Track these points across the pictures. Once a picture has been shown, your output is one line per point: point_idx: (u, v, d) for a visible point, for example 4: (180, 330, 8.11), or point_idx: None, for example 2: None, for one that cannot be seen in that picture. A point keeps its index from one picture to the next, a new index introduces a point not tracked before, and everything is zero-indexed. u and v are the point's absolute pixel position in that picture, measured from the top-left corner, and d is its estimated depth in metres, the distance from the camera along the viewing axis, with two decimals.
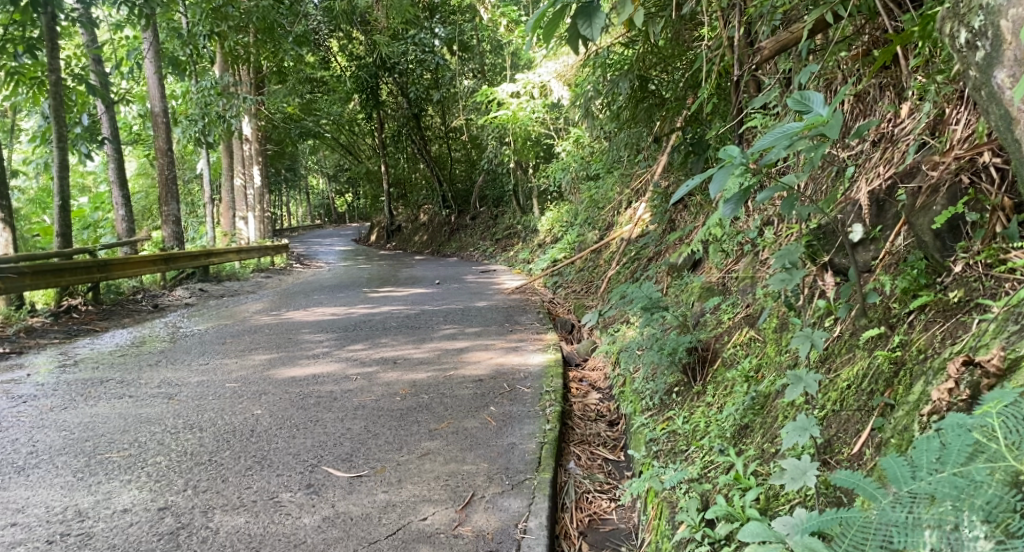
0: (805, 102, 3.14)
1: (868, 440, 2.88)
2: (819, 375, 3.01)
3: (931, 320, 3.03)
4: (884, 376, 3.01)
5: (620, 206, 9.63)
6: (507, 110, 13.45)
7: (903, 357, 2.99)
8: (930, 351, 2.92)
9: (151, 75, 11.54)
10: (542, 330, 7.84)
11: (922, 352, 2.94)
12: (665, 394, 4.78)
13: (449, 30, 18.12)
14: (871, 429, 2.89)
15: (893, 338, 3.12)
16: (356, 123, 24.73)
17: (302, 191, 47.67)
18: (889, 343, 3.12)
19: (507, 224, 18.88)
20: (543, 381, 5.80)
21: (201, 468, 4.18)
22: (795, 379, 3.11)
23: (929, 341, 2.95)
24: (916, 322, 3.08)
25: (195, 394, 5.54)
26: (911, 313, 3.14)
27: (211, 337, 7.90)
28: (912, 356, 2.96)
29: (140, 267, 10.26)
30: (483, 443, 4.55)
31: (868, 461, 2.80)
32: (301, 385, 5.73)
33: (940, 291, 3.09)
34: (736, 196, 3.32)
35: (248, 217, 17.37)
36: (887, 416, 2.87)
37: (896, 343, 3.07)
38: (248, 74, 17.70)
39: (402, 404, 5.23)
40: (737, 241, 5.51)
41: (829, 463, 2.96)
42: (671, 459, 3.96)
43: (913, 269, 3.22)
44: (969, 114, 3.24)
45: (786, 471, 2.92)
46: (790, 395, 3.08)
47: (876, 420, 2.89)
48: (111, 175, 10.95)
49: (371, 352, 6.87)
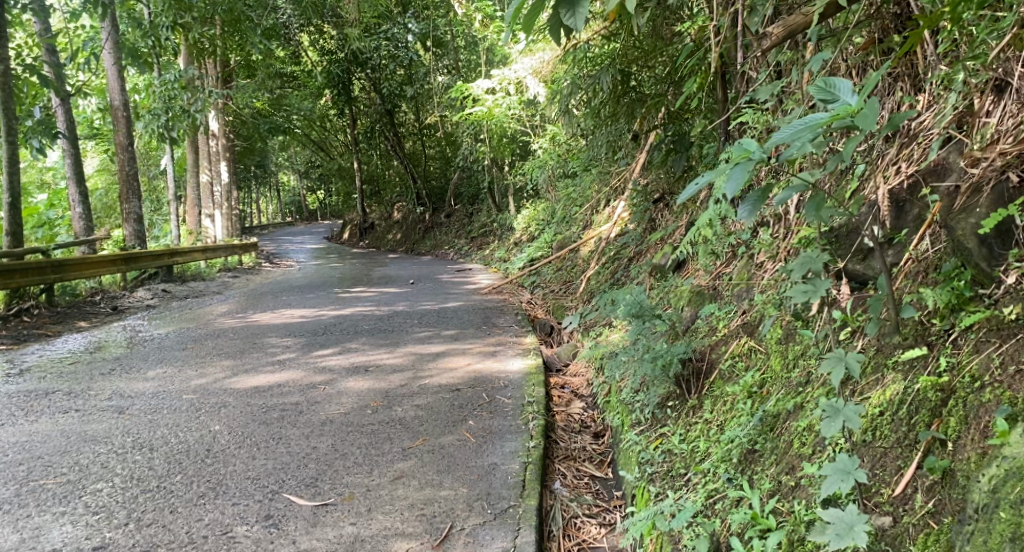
0: (830, 90, 2.81)
1: (914, 480, 2.61)
2: (862, 409, 2.67)
3: (983, 340, 2.70)
4: (929, 405, 2.70)
5: (599, 205, 9.27)
6: (482, 107, 13.05)
7: (951, 384, 2.69)
8: (986, 379, 2.61)
9: (110, 67, 10.95)
10: (521, 333, 7.48)
11: (977, 380, 2.63)
12: (656, 407, 4.37)
13: (423, 25, 17.63)
14: (918, 468, 2.62)
15: (936, 360, 2.79)
16: (327, 119, 24.20)
17: (272, 187, 46.79)
18: (931, 365, 2.80)
19: (482, 222, 18.44)
20: (524, 391, 5.42)
21: (149, 497, 3.75)
22: (832, 411, 2.76)
23: (985, 366, 2.64)
24: (964, 342, 2.75)
25: (149, 407, 5.08)
26: (956, 330, 2.80)
27: (171, 342, 7.41)
28: (963, 383, 2.66)
29: (100, 268, 9.69)
30: (461, 464, 4.16)
31: (920, 508, 2.55)
32: (264, 396, 5.29)
33: (990, 306, 2.76)
34: (753, 196, 2.95)
35: (214, 215, 16.76)
36: (942, 455, 2.59)
37: (942, 366, 2.75)
38: (214, 68, 17.07)
39: (373, 419, 4.82)
40: (729, 243, 5.12)
41: (866, 507, 2.68)
42: (668, 485, 3.61)
43: (956, 281, 2.88)
44: (1010, 105, 2.96)
45: (828, 524, 2.60)
46: (825, 429, 2.73)
47: (927, 459, 2.61)
48: (68, 171, 10.37)
49: (339, 358, 6.44)
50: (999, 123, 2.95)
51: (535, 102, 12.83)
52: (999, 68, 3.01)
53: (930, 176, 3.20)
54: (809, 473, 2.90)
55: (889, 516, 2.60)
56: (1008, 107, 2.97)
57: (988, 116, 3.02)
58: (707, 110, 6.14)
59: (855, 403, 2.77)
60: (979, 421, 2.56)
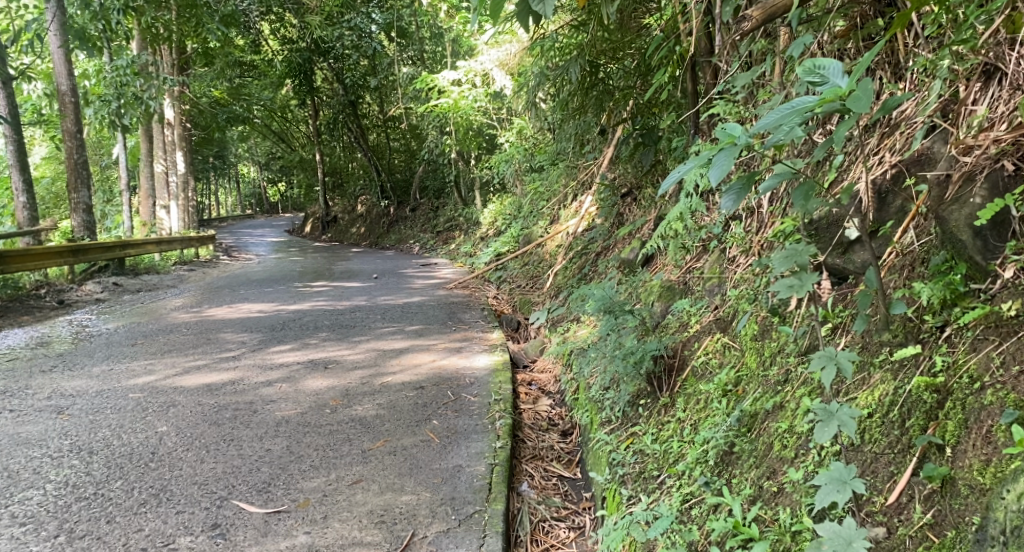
0: (819, 71, 2.65)
1: (910, 489, 2.48)
2: (858, 413, 2.51)
3: (981, 338, 2.57)
4: (924, 407, 2.58)
5: (566, 199, 9.09)
6: (447, 99, 12.70)
7: (948, 385, 2.56)
8: (987, 380, 2.49)
9: (56, 51, 10.42)
10: (487, 329, 7.27)
11: (977, 382, 2.50)
12: (627, 405, 4.19)
13: (387, 16, 17.28)
14: (914, 474, 2.49)
15: (931, 359, 2.66)
16: (288, 108, 23.72)
17: (232, 178, 45.95)
18: (925, 365, 2.67)
19: (448, 215, 18.15)
20: (490, 388, 5.21)
21: (83, 506, 3.51)
22: (825, 414, 2.60)
23: (984, 365, 2.51)
24: (959, 340, 2.63)
25: (90, 407, 4.79)
26: (953, 327, 2.67)
27: (119, 337, 7.07)
28: (960, 385, 2.53)
29: (46, 260, 9.22)
30: (424, 467, 3.95)
31: (918, 519, 2.42)
32: (217, 395, 5.02)
33: (986, 302, 2.63)
34: (737, 186, 2.78)
35: (168, 206, 16.22)
36: (940, 462, 2.46)
37: (938, 366, 2.62)
38: (169, 54, 16.49)
39: (331, 418, 4.58)
40: (700, 237, 4.97)
41: (859, 519, 2.54)
42: (640, 488, 3.46)
43: (951, 275, 2.74)
44: (996, 93, 2.86)
45: (823, 539, 2.44)
46: (819, 435, 2.56)
47: (924, 467, 2.48)
48: (10, 158, 9.86)
49: (297, 355, 6.17)
50: (989, 110, 2.85)
51: (502, 95, 12.59)
52: (989, 53, 2.89)
53: (914, 166, 3.09)
54: (794, 479, 2.75)
55: (883, 527, 2.48)
56: (996, 93, 2.86)
57: (975, 105, 2.92)
58: (676, 105, 6.03)
59: (848, 407, 2.63)
60: (981, 425, 2.43)
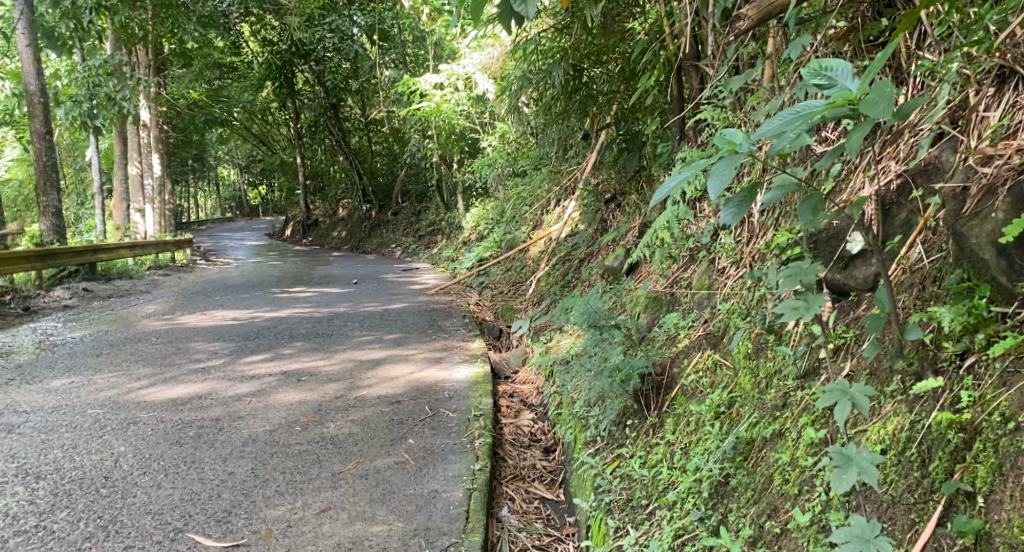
0: (824, 73, 2.44)
1: (936, 541, 2.28)
2: (879, 460, 2.33)
3: (1011, 371, 2.37)
4: (949, 447, 2.38)
5: (549, 204, 8.86)
6: (429, 102, 12.35)
7: (975, 422, 2.36)
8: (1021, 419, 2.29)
9: (24, 49, 9.99)
10: (467, 337, 7.02)
11: (1011, 421, 2.30)
12: (613, 424, 3.95)
13: (368, 18, 16.96)
14: (941, 524, 2.29)
15: (955, 391, 2.46)
16: (268, 110, 23.35)
17: (211, 180, 45.37)
18: (946, 399, 2.47)
19: (430, 220, 17.87)
20: (470, 403, 4.96)
21: (23, 541, 3.25)
22: (842, 459, 2.42)
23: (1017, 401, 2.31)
24: (986, 371, 2.42)
25: (43, 424, 4.50)
26: (977, 356, 2.47)
27: (84, 347, 6.76)
28: (989, 424, 2.33)
29: (12, 266, 8.85)
30: (397, 492, 3.70)
31: None
32: (180, 411, 4.74)
33: (1015, 329, 2.43)
34: (739, 197, 2.55)
35: (143, 210, 15.80)
36: (971, 513, 2.26)
37: (964, 400, 2.42)
38: (145, 55, 16.07)
39: (301, 437, 4.32)
40: (688, 246, 4.76)
41: None
42: (628, 519, 3.22)
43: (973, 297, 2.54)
44: (1013, 100, 2.69)
45: None
46: (837, 482, 2.38)
47: (954, 519, 2.27)
48: None
49: (270, 366, 5.90)
50: (1005, 118, 2.67)
51: (484, 99, 12.34)
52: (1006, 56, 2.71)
53: (921, 176, 2.91)
54: (800, 522, 2.55)
55: None
56: (1012, 100, 2.69)
57: (987, 111, 2.74)
58: (660, 111, 5.81)
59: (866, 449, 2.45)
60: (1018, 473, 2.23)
